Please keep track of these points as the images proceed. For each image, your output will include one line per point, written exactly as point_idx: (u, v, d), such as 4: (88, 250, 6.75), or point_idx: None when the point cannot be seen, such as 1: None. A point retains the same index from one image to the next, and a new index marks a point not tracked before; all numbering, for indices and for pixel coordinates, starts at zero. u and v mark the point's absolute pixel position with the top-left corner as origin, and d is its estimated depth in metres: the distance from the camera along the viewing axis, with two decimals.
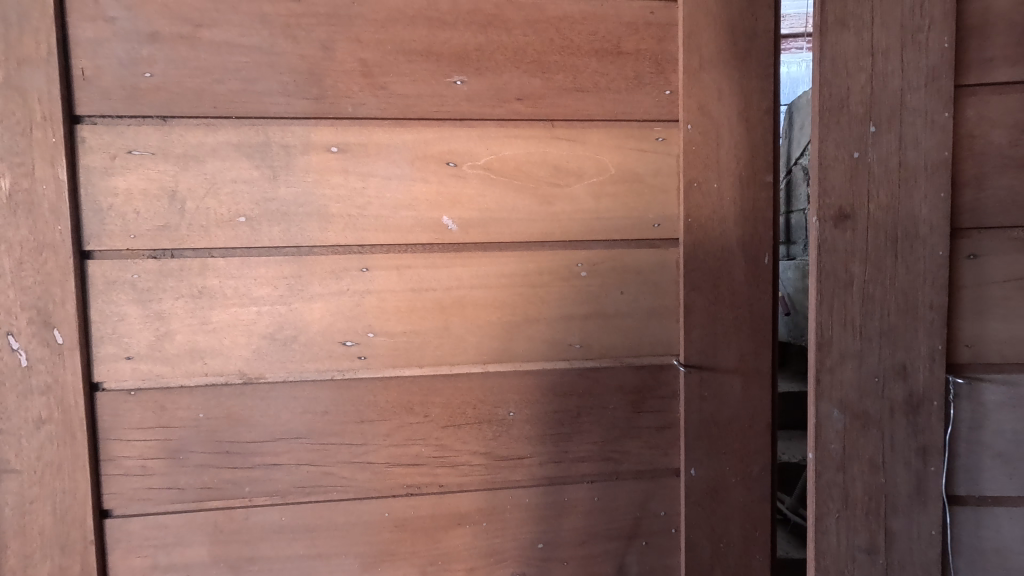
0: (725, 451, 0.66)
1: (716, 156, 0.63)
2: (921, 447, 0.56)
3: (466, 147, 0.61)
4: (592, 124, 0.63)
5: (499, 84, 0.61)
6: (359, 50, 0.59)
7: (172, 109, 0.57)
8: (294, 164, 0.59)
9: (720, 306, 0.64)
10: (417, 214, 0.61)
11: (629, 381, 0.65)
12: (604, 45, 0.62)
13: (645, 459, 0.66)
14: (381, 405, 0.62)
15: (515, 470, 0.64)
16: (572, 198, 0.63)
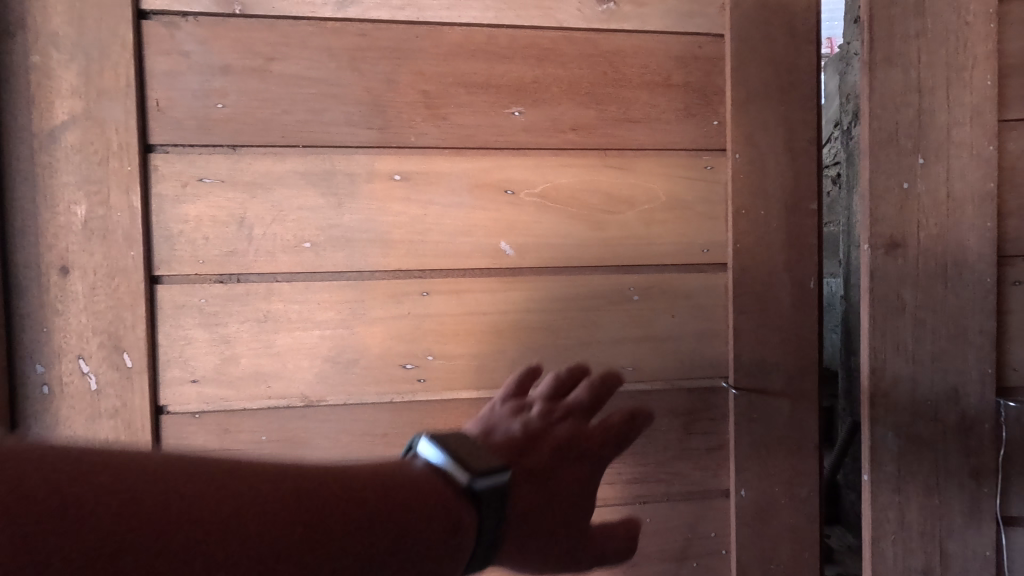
0: (774, 472, 0.67)
1: (762, 184, 0.65)
2: (974, 469, 0.57)
3: (522, 176, 0.63)
4: (643, 153, 0.65)
5: (554, 115, 0.63)
6: (421, 82, 0.61)
7: (242, 138, 0.59)
8: (358, 191, 0.61)
9: (767, 330, 0.66)
10: (475, 240, 0.63)
11: (680, 403, 0.66)
12: (654, 78, 0.65)
13: (695, 480, 0.67)
14: (438, 427, 0.62)
15: None
16: (625, 225, 0.65)
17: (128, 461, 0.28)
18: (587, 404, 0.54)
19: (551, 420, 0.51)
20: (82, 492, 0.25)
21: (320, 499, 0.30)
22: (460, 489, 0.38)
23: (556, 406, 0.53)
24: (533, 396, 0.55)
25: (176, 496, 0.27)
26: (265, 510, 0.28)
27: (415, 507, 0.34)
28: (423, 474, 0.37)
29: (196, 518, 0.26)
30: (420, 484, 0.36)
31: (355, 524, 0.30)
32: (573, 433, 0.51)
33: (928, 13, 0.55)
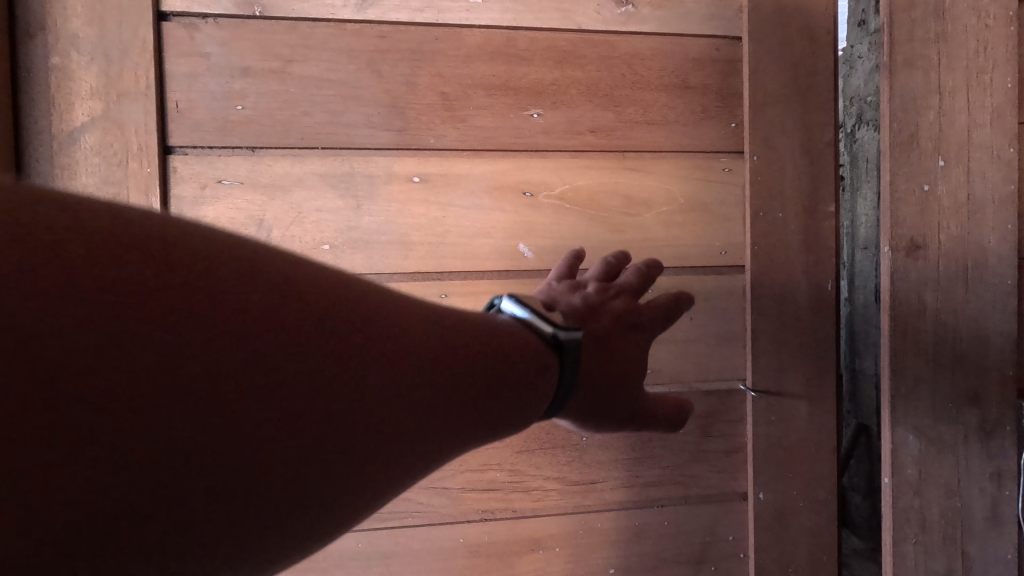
0: (793, 475, 0.66)
1: (780, 186, 0.65)
2: (996, 471, 0.57)
3: (541, 178, 0.63)
4: (661, 155, 0.65)
5: (573, 117, 0.63)
6: (440, 84, 0.61)
7: (261, 140, 0.59)
8: (378, 193, 0.61)
9: (785, 332, 0.66)
10: (494, 242, 0.63)
11: (698, 405, 0.66)
12: (672, 81, 0.65)
13: (713, 482, 0.67)
14: None
15: (588, 495, 0.64)
16: (643, 227, 0.65)
17: (285, 280, 0.28)
18: (636, 286, 0.55)
19: (606, 296, 0.53)
20: (249, 311, 0.25)
21: (433, 360, 0.32)
22: (541, 339, 0.41)
23: (609, 285, 0.54)
24: (584, 279, 0.56)
25: (326, 333, 0.28)
26: (393, 365, 0.30)
27: (501, 372, 0.36)
28: (508, 322, 0.42)
29: (339, 360, 0.28)
30: (509, 330, 0.40)
31: (455, 391, 0.33)
32: (628, 307, 0.52)
33: (948, 16, 0.55)
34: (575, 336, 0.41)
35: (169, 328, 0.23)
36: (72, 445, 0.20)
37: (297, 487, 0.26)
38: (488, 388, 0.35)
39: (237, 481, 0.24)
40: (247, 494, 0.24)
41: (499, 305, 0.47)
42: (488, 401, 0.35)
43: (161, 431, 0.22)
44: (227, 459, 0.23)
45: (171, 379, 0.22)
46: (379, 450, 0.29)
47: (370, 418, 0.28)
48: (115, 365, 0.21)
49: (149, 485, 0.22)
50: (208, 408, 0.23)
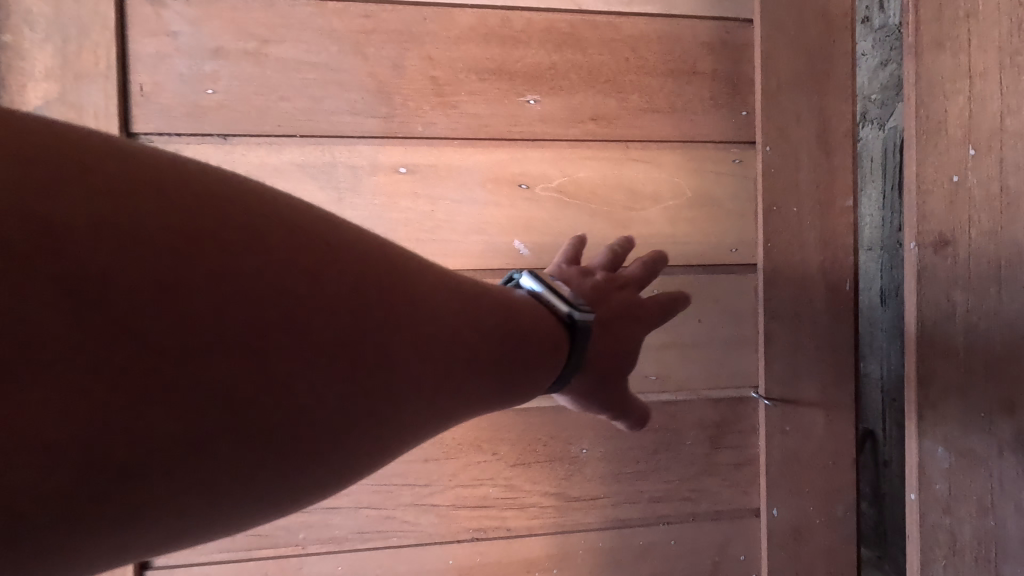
0: (808, 489, 0.62)
1: (795, 179, 0.61)
2: None
3: (539, 170, 0.59)
4: (667, 146, 0.61)
5: (573, 104, 0.59)
6: (430, 68, 0.57)
7: (234, 126, 0.54)
8: (361, 185, 0.56)
9: (801, 336, 0.61)
10: (489, 239, 0.58)
11: (708, 414, 0.62)
12: (679, 66, 0.60)
13: (723, 498, 0.62)
14: (447, 442, 0.57)
15: (588, 512, 0.60)
16: (648, 222, 0.60)
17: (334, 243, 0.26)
18: (643, 279, 0.51)
19: (614, 286, 0.49)
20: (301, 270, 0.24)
21: (465, 334, 0.31)
22: (556, 317, 0.40)
23: (616, 274, 0.50)
24: (592, 263, 0.52)
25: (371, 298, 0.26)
26: (436, 337, 0.29)
27: (522, 351, 0.35)
28: (525, 295, 0.40)
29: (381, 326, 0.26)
30: (529, 306, 0.39)
31: (481, 366, 0.32)
32: (635, 299, 0.49)
33: None
34: (590, 318, 0.41)
35: (223, 278, 0.21)
36: (126, 397, 0.19)
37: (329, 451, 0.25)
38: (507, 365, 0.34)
39: (275, 441, 0.23)
40: (284, 454, 0.23)
41: (516, 279, 0.45)
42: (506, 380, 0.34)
43: (246, 387, 0.22)
44: (267, 418, 0.22)
45: (221, 332, 0.21)
46: (405, 420, 0.28)
47: (402, 388, 0.27)
48: (165, 313, 0.20)
49: (205, 438, 0.21)
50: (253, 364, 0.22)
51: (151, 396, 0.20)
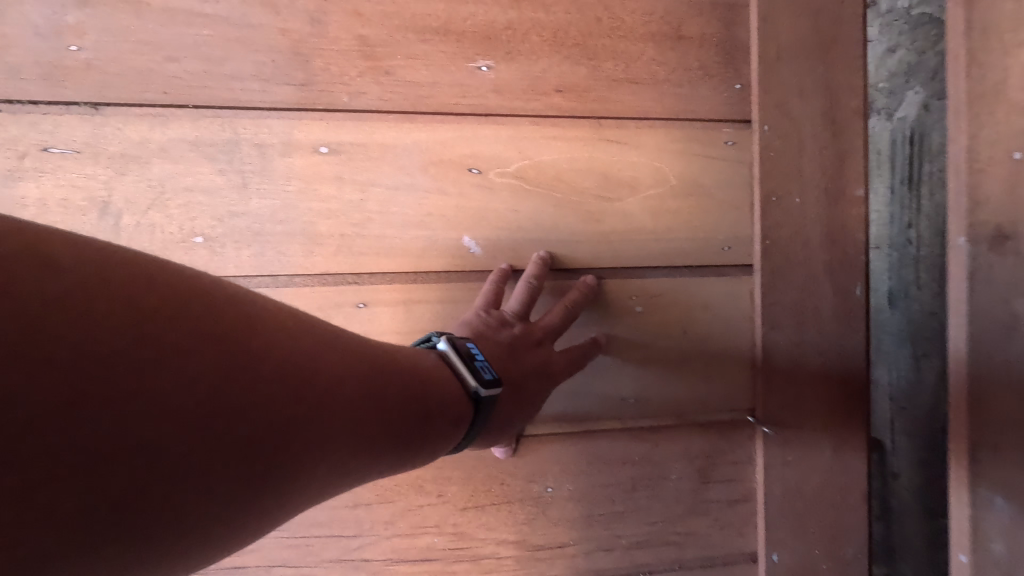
0: (813, 531, 0.52)
1: (797, 164, 0.52)
2: None
3: (493, 151, 0.48)
4: (647, 124, 0.51)
5: (534, 73, 0.49)
6: (357, 24, 0.46)
7: (107, 94, 0.43)
8: (271, 168, 0.45)
9: (805, 350, 0.52)
10: (432, 235, 0.48)
11: (696, 443, 0.52)
12: (661, 29, 0.51)
13: (713, 542, 0.53)
14: (381, 483, 0.47)
15: (553, 563, 0.50)
16: (625, 215, 0.50)
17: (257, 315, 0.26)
18: (558, 331, 0.47)
19: (523, 345, 0.45)
20: (228, 344, 0.24)
21: (391, 396, 0.31)
22: (462, 387, 0.37)
23: (528, 329, 0.46)
24: (507, 309, 0.47)
25: (297, 365, 0.26)
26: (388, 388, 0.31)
27: (444, 414, 0.34)
28: (432, 358, 0.37)
29: (310, 393, 0.26)
30: (431, 376, 0.35)
31: (421, 414, 0.33)
32: (543, 361, 0.45)
33: None
34: (498, 391, 0.38)
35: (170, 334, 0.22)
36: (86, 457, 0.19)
37: (249, 509, 0.24)
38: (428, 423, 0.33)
39: (209, 486, 0.22)
40: (218, 504, 0.23)
41: (434, 342, 0.40)
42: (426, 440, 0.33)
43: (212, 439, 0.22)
44: (204, 468, 0.22)
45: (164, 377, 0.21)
46: (345, 468, 0.28)
47: (354, 430, 0.28)
48: (108, 363, 0.20)
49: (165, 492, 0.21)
50: (175, 435, 0.21)
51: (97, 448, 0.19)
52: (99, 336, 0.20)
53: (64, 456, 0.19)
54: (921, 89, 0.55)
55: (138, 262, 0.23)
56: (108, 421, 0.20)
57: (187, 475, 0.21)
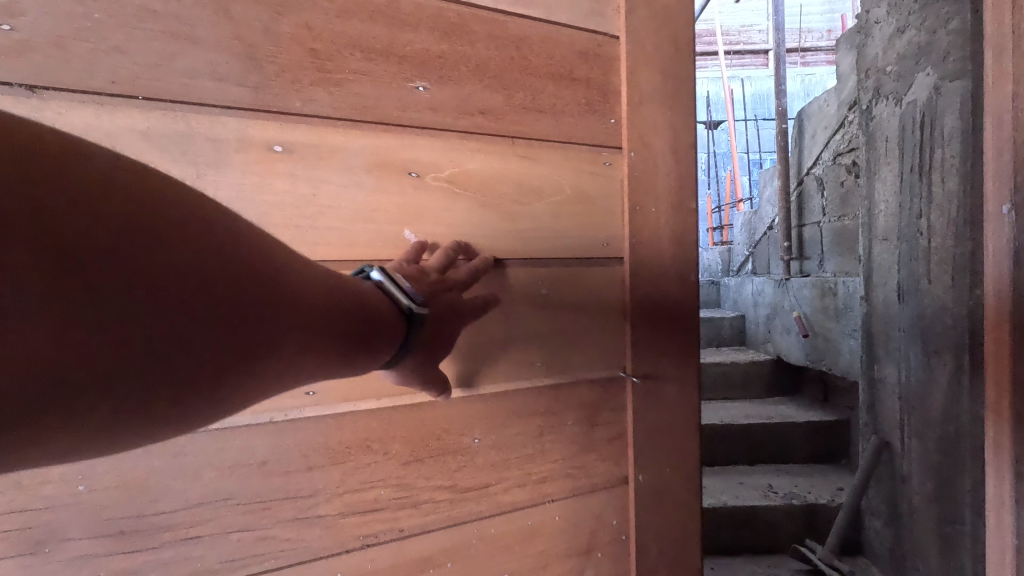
0: (665, 454, 0.70)
1: (654, 182, 0.69)
2: None
3: (428, 158, 0.57)
4: (548, 145, 0.64)
5: (462, 95, 0.59)
6: (308, 38, 0.52)
7: (46, 77, 0.43)
8: (225, 162, 0.49)
9: (660, 320, 0.70)
10: (378, 227, 0.55)
11: (585, 396, 0.67)
12: (558, 71, 0.65)
13: (598, 471, 0.68)
14: (333, 446, 0.53)
15: (480, 500, 0.60)
16: (533, 216, 0.63)
17: (215, 210, 0.33)
18: (468, 280, 0.56)
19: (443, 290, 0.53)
20: (213, 257, 0.32)
21: (330, 317, 0.40)
22: (397, 308, 0.47)
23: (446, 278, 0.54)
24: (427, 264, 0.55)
25: (255, 268, 0.34)
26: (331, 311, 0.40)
27: (375, 334, 0.44)
28: (368, 286, 0.46)
29: (262, 307, 0.34)
30: (372, 299, 0.45)
31: (354, 335, 0.42)
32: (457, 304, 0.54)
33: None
34: (425, 312, 0.48)
35: (170, 245, 0.29)
36: (101, 324, 0.27)
37: (207, 382, 0.33)
38: (364, 330, 0.43)
39: (180, 362, 0.30)
40: (186, 375, 0.31)
41: (368, 273, 0.49)
42: (363, 341, 0.43)
43: (189, 328, 0.30)
44: (180, 345, 0.30)
45: (161, 277, 0.29)
46: (285, 365, 0.37)
47: (295, 338, 0.37)
48: (123, 260, 0.28)
49: (150, 360, 0.29)
50: (166, 319, 0.29)
51: (109, 318, 0.27)
52: (118, 239, 0.28)
53: (86, 325, 0.26)
54: (932, 70, 1.12)
55: (153, 183, 0.30)
56: (115, 299, 0.27)
57: (158, 352, 0.29)
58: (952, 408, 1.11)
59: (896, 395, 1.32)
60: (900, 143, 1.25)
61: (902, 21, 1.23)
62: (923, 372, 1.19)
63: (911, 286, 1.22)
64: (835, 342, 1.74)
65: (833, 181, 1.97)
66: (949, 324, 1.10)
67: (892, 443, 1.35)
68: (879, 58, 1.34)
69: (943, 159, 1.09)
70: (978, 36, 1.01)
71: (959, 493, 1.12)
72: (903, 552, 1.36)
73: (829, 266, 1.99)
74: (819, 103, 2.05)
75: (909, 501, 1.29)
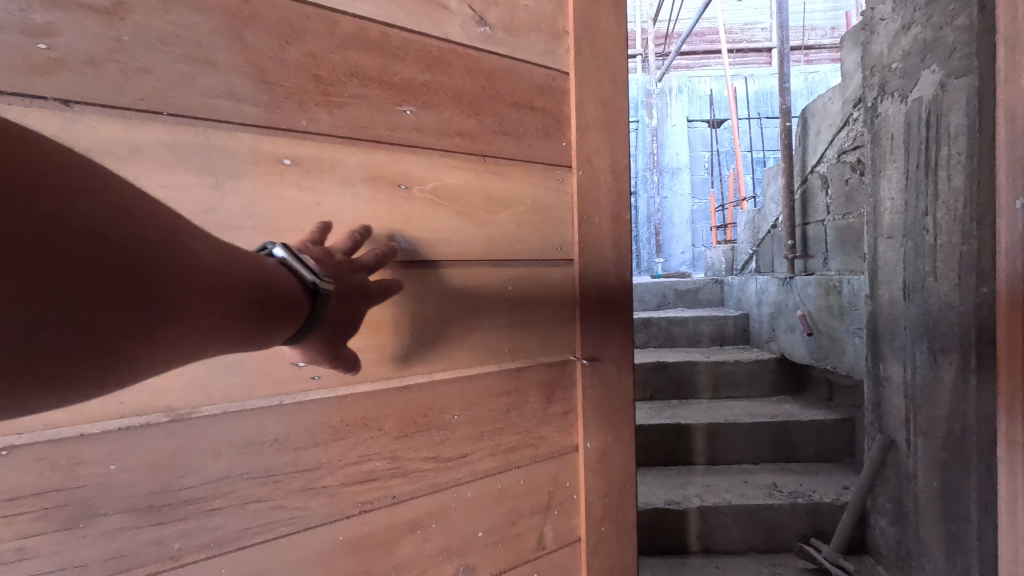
0: (606, 424, 0.84)
1: (597, 196, 0.83)
2: None
3: (415, 172, 0.66)
4: (513, 163, 0.75)
5: (442, 119, 0.68)
6: (313, 65, 0.59)
7: (80, 93, 0.47)
8: (240, 173, 0.55)
9: (603, 312, 0.83)
10: (372, 232, 0.63)
11: (544, 377, 0.78)
12: (521, 100, 0.76)
13: (555, 441, 0.80)
14: (335, 425, 0.60)
15: (460, 468, 0.70)
16: (501, 224, 0.74)
17: (111, 183, 0.35)
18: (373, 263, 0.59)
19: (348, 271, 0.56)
20: (113, 230, 0.33)
21: (232, 292, 0.42)
22: (302, 283, 0.50)
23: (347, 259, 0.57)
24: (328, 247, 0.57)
25: (155, 243, 0.36)
26: (234, 285, 0.42)
27: (277, 311, 0.47)
28: (273, 262, 0.48)
29: (166, 280, 0.36)
30: (277, 274, 0.47)
31: (256, 310, 0.44)
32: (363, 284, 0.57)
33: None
34: (330, 287, 0.52)
35: (71, 217, 0.31)
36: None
37: (109, 352, 0.34)
38: (270, 306, 0.46)
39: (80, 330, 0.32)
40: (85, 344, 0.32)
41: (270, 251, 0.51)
42: (269, 318, 0.46)
43: (90, 297, 0.32)
44: (82, 314, 0.32)
45: (64, 247, 0.31)
46: (187, 337, 0.39)
47: (198, 310, 0.39)
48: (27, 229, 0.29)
49: (50, 327, 0.30)
50: (68, 288, 0.31)
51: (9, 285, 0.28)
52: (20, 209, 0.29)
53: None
54: (927, 74, 1.30)
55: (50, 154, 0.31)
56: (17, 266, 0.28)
57: (58, 320, 0.31)
58: (960, 407, 1.25)
59: (899, 392, 1.48)
60: (906, 141, 1.41)
61: (908, 18, 1.40)
62: (931, 372, 1.33)
63: (916, 283, 1.37)
64: (838, 340, 1.95)
65: (839, 180, 2.15)
66: (956, 322, 1.24)
67: (897, 441, 1.52)
68: (885, 57, 1.52)
69: (950, 158, 1.23)
70: (983, 36, 1.15)
71: (964, 492, 1.24)
72: (909, 545, 1.50)
73: (835, 263, 2.17)
74: (824, 99, 2.22)
75: (912, 497, 1.46)
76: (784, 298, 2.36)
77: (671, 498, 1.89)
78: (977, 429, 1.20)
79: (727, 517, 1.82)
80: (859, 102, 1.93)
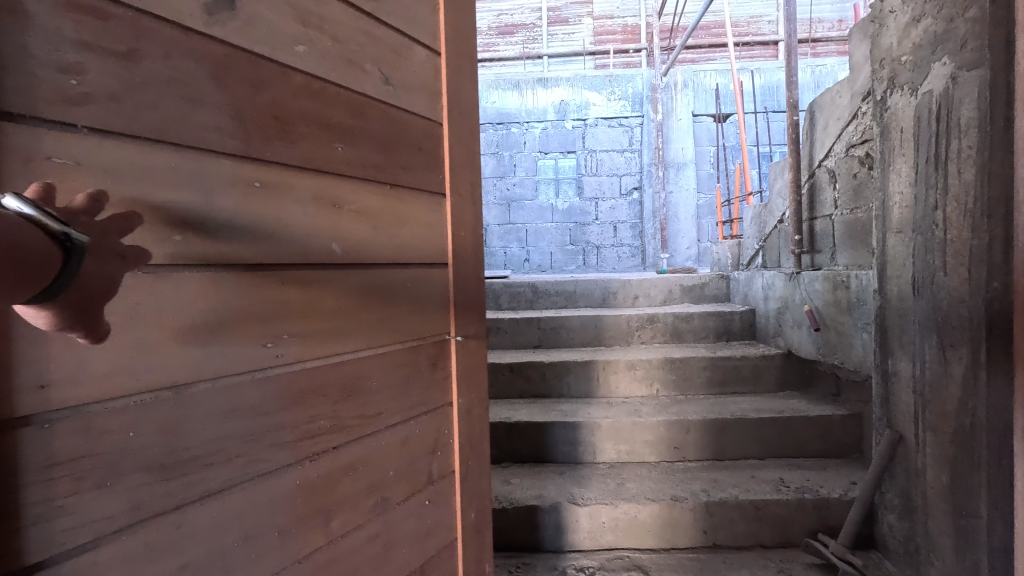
0: (470, 384, 1.14)
1: (462, 217, 1.12)
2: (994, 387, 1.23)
3: (345, 195, 0.85)
4: (409, 190, 0.99)
5: (363, 155, 0.89)
6: (274, 109, 0.74)
7: (104, 122, 0.56)
8: (222, 192, 0.68)
9: (467, 302, 1.13)
10: (316, 241, 0.80)
11: (431, 352, 1.04)
12: (413, 143, 1.00)
13: (439, 399, 1.06)
14: (294, 392, 0.76)
15: (379, 423, 0.91)
16: (402, 236, 0.97)
17: None
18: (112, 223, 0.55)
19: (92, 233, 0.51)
20: None
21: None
22: (50, 234, 0.44)
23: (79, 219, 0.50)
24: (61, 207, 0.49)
25: None
26: None
27: (43, 265, 0.42)
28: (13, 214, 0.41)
29: None
30: (25, 230, 0.41)
31: (19, 264, 0.41)
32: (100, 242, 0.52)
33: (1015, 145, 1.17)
34: (83, 240, 0.47)
35: None
36: None
37: None
38: (23, 261, 0.41)
39: None
40: None
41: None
42: (29, 275, 0.41)
43: None
44: None
45: None
46: None
47: None
48: None
49: None
50: None
51: None
52: None
53: None
54: (941, 66, 1.35)
55: None
56: None
57: None
58: (966, 403, 1.30)
59: (907, 387, 1.52)
60: (916, 134, 1.44)
61: (921, 10, 1.42)
62: (940, 367, 1.38)
63: (923, 280, 1.42)
64: (846, 335, 2.01)
65: (850, 175, 2.12)
66: (967, 315, 1.29)
67: (905, 435, 1.55)
68: (894, 48, 1.56)
69: (962, 149, 1.28)
70: (996, 28, 1.19)
71: (976, 488, 1.28)
72: (916, 546, 1.51)
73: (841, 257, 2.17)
74: (833, 95, 2.25)
75: (922, 492, 1.48)
76: (789, 295, 2.43)
77: (676, 494, 1.85)
78: (989, 421, 1.24)
79: (728, 513, 1.81)
80: (865, 97, 2.00)
